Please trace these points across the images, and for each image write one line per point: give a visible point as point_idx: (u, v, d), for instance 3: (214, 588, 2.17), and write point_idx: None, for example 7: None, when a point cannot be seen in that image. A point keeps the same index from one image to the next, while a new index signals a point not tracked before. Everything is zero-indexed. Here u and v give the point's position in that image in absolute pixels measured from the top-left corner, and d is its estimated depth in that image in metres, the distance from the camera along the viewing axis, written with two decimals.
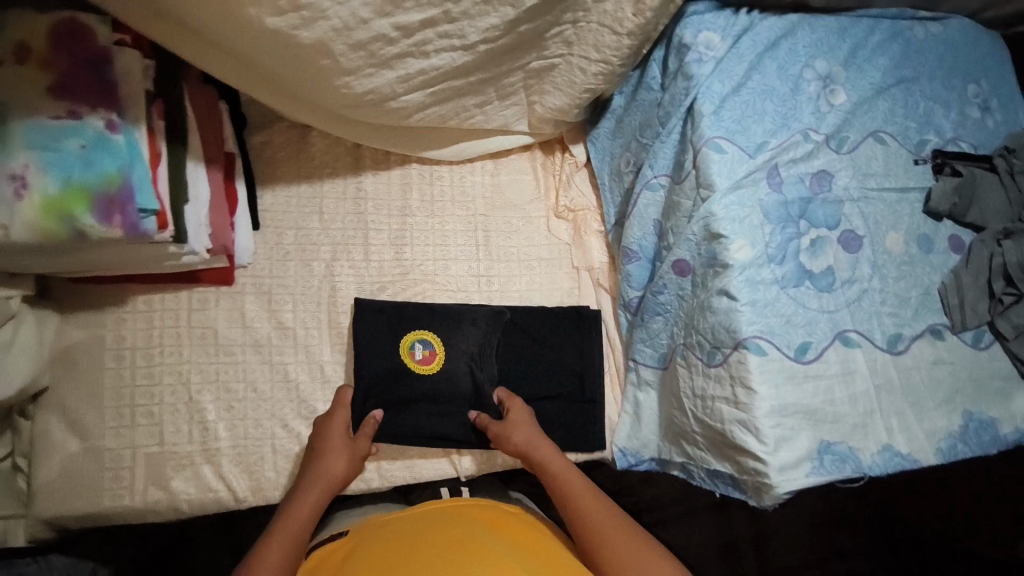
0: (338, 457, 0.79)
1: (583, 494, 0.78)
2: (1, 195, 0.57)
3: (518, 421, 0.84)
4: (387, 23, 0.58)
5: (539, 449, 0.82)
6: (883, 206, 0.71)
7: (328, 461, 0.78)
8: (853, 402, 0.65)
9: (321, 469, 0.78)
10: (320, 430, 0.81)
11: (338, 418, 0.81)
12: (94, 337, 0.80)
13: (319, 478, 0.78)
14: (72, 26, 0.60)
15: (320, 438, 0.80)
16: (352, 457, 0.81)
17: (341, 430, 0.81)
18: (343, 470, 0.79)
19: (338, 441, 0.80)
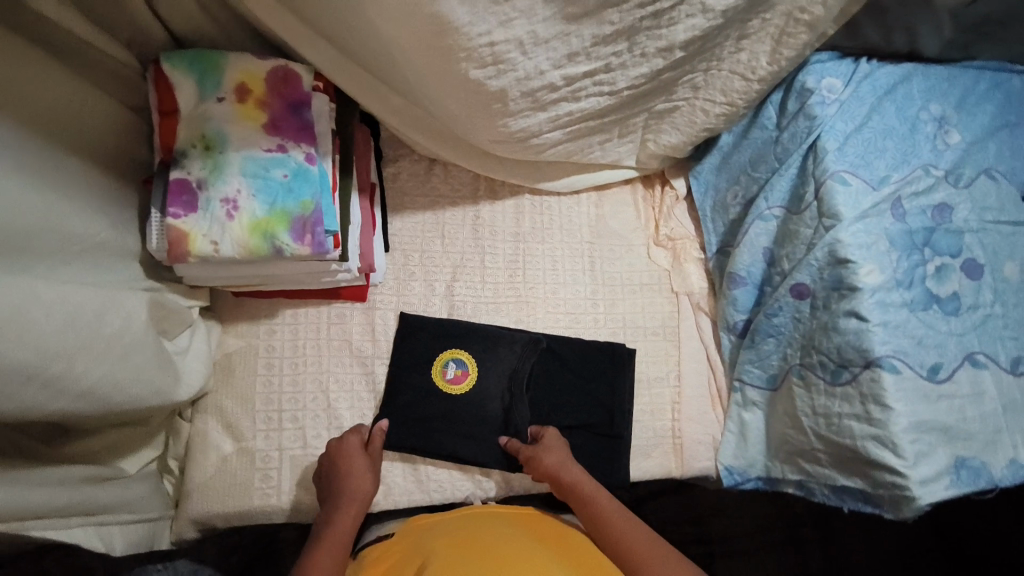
0: (359, 473, 0.81)
1: (618, 517, 0.80)
2: (215, 216, 0.67)
3: (548, 447, 0.86)
4: (558, 74, 0.67)
5: (566, 477, 0.83)
6: (1000, 237, 0.76)
7: (349, 479, 0.79)
8: (983, 420, 0.69)
9: (341, 488, 0.79)
10: (332, 449, 0.82)
11: (352, 435, 0.83)
12: (249, 346, 0.89)
13: (344, 497, 0.78)
14: (286, 73, 0.73)
15: (335, 456, 0.81)
16: (371, 473, 0.82)
17: (358, 444, 0.83)
18: (365, 486, 0.80)
19: (354, 456, 0.81)
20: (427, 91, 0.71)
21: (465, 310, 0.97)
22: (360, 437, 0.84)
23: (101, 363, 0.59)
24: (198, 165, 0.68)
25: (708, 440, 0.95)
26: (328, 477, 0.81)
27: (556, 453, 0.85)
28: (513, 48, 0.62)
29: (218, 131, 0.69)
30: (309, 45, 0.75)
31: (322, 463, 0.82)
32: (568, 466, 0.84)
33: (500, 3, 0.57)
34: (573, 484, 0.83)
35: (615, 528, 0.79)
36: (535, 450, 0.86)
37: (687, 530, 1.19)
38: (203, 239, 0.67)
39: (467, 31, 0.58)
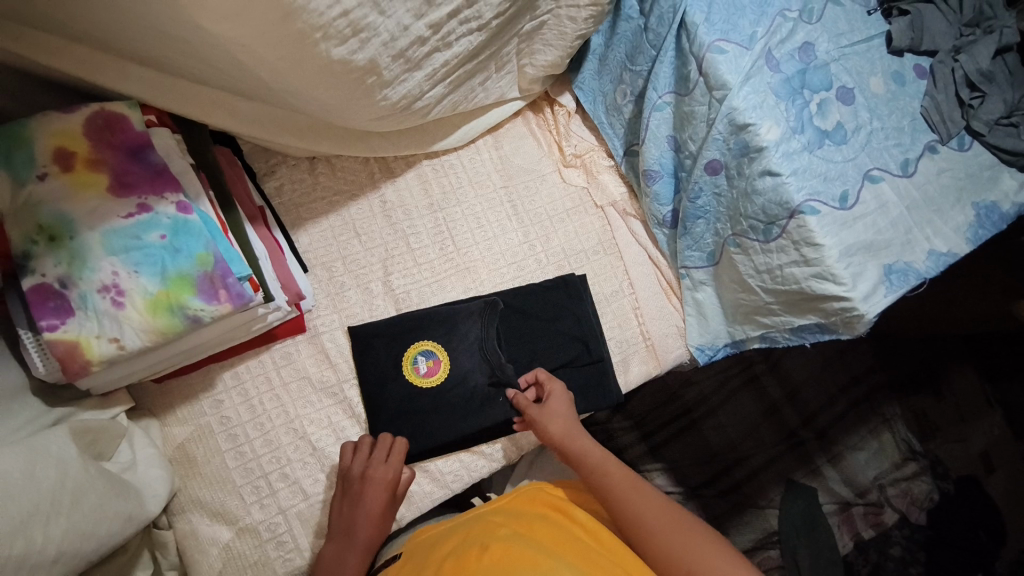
0: (378, 513, 0.78)
1: (626, 486, 0.80)
2: (103, 311, 0.57)
3: (551, 412, 0.86)
4: (423, 24, 0.60)
5: (569, 443, 0.84)
6: (858, 58, 0.82)
7: (363, 522, 0.78)
8: (895, 226, 0.77)
9: (355, 526, 0.77)
10: (358, 482, 0.78)
11: (385, 472, 0.79)
12: (200, 428, 0.80)
13: (358, 537, 0.77)
14: (108, 117, 0.60)
15: (360, 493, 0.78)
16: (389, 509, 0.80)
17: (385, 484, 0.79)
18: (379, 529, 0.78)
19: (378, 497, 0.78)
20: (284, 87, 0.62)
21: (409, 300, 0.93)
22: (389, 474, 0.80)
23: (57, 521, 0.54)
24: (52, 262, 0.56)
25: (673, 330, 1.01)
26: (346, 508, 0.78)
27: (563, 416, 0.86)
28: (370, 10, 0.53)
29: (57, 215, 0.57)
30: (130, 81, 0.64)
31: (343, 488, 0.79)
32: (573, 429, 0.85)
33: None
34: (575, 452, 0.84)
35: (620, 495, 0.79)
36: (542, 415, 0.86)
37: (665, 408, 1.40)
38: (99, 340, 0.57)
39: (314, 6, 0.49)
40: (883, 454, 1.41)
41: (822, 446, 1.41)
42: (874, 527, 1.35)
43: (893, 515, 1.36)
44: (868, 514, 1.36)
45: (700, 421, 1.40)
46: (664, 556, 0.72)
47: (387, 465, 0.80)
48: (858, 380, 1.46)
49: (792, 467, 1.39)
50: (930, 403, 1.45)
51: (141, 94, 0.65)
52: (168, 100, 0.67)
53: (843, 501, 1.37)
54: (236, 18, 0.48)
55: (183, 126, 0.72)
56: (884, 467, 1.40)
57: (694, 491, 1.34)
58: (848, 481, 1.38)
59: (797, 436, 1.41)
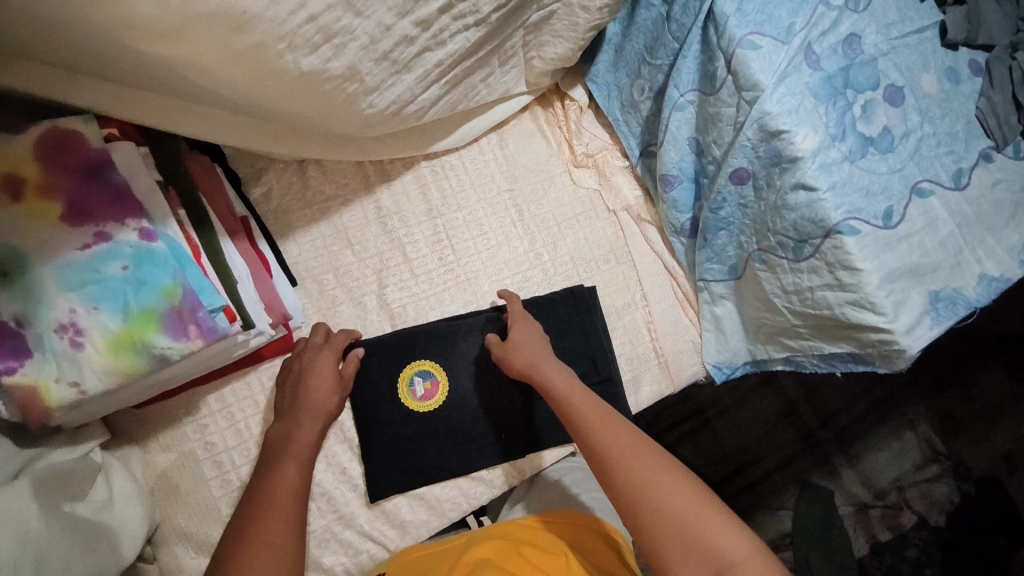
0: (327, 385, 0.76)
1: (594, 416, 0.70)
2: (59, 354, 0.52)
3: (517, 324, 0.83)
4: (409, 23, 0.52)
5: (534, 370, 0.76)
6: (910, 52, 0.73)
7: (313, 390, 0.75)
8: (944, 247, 0.69)
9: (304, 397, 0.74)
10: (304, 358, 0.77)
11: (329, 344, 0.79)
12: (183, 455, 0.75)
13: (312, 403, 0.74)
14: (59, 134, 0.53)
15: (307, 363, 0.76)
16: (341, 385, 0.77)
17: (329, 353, 0.78)
18: (331, 394, 0.75)
19: (326, 365, 0.76)
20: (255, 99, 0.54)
21: (406, 315, 0.87)
22: (334, 346, 0.79)
23: None
24: (3, 299, 0.50)
25: (689, 346, 0.95)
26: (294, 388, 0.75)
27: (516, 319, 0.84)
28: (342, 13, 0.47)
29: (4, 247, 0.50)
30: (88, 88, 0.57)
31: (286, 375, 0.77)
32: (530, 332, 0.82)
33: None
34: (540, 378, 0.75)
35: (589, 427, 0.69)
36: (505, 350, 0.80)
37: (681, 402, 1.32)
38: (58, 384, 0.52)
39: (272, 15, 0.43)
40: (905, 454, 1.36)
41: (841, 446, 1.35)
42: (891, 529, 1.31)
43: (912, 518, 1.32)
44: (886, 516, 1.32)
45: (713, 421, 1.33)
46: (635, 489, 0.64)
47: (331, 339, 0.80)
48: (884, 384, 1.38)
49: (808, 468, 1.33)
50: (956, 403, 1.38)
51: (94, 106, 0.58)
52: (125, 111, 0.59)
53: (860, 503, 1.32)
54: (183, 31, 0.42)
55: (154, 138, 0.65)
56: (905, 468, 1.35)
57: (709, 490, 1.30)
58: (866, 484, 1.34)
59: (814, 438, 1.35)
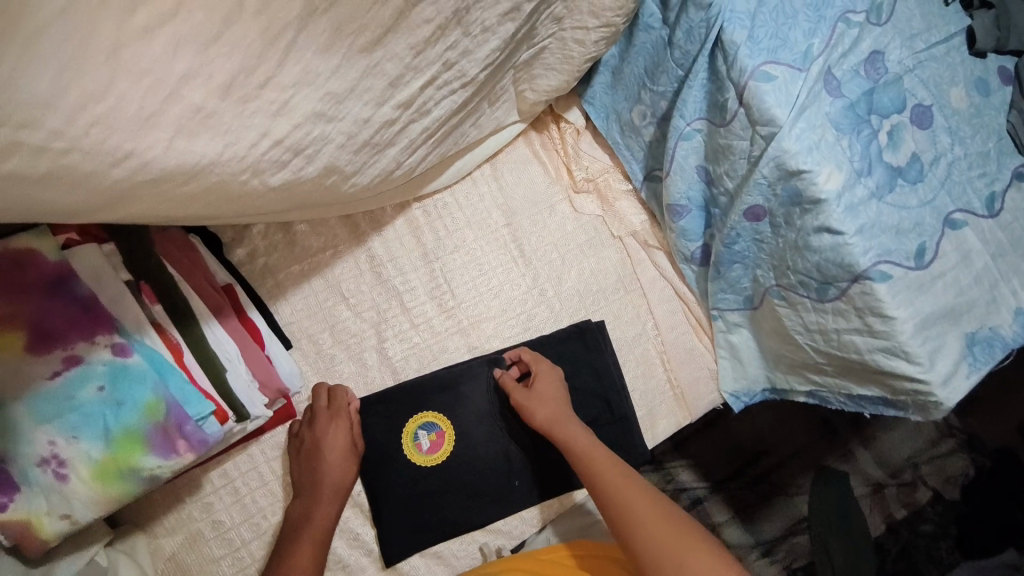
0: (341, 456, 0.74)
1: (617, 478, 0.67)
2: (44, 487, 0.49)
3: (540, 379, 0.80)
4: (390, 107, 0.50)
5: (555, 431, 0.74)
6: (936, 65, 0.66)
7: (325, 465, 0.73)
8: (979, 282, 0.64)
9: (320, 471, 0.73)
10: (314, 427, 0.75)
11: (336, 411, 0.76)
12: (191, 536, 0.73)
13: (324, 482, 0.72)
14: (12, 257, 0.49)
15: (319, 435, 0.74)
16: (354, 453, 0.75)
17: (341, 419, 0.76)
18: (344, 468, 0.73)
19: (338, 435, 0.74)
20: (230, 207, 0.51)
21: (409, 369, 0.83)
22: (344, 409, 0.76)
23: None
24: None
25: (705, 374, 0.91)
26: (307, 461, 0.74)
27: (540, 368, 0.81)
28: (313, 125, 0.46)
29: None
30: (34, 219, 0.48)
31: (298, 446, 0.75)
32: (554, 386, 0.79)
33: (253, 98, 0.41)
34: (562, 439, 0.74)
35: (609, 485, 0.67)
36: (527, 398, 0.77)
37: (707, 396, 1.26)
38: (50, 517, 0.49)
39: (229, 156, 0.43)
40: (917, 432, 1.34)
41: (855, 429, 1.31)
42: (906, 506, 1.28)
43: (927, 493, 1.29)
44: (901, 493, 1.28)
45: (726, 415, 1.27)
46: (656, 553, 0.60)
47: (338, 402, 0.77)
48: None
49: (824, 452, 1.29)
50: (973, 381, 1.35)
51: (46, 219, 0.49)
52: None
53: (875, 483, 1.29)
54: (135, 191, 0.42)
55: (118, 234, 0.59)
56: (920, 446, 1.31)
57: (720, 482, 1.24)
58: (880, 462, 1.30)
59: (829, 424, 1.30)
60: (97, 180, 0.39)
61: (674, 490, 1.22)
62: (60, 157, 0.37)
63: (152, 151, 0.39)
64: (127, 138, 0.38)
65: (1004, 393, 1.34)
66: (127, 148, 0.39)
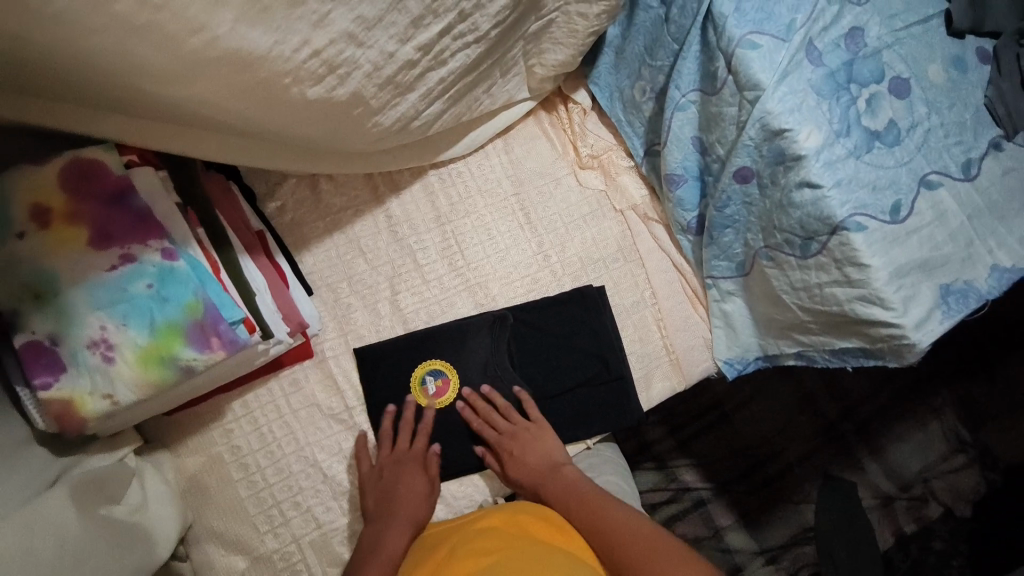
0: (418, 495, 0.81)
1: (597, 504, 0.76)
2: (91, 368, 0.55)
3: (514, 437, 0.84)
4: (411, 47, 0.58)
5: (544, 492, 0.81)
6: (915, 43, 0.72)
7: (406, 499, 0.79)
8: (954, 239, 0.69)
9: (394, 505, 0.78)
10: (388, 467, 0.81)
11: (415, 455, 0.83)
12: (213, 457, 0.80)
13: (400, 512, 0.78)
14: (82, 164, 0.57)
15: (398, 475, 0.80)
16: (428, 493, 0.82)
17: (418, 462, 0.83)
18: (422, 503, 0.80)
19: (416, 476, 0.81)
20: (273, 123, 0.60)
21: (419, 320, 0.89)
22: (424, 455, 0.84)
23: None
24: (38, 320, 0.54)
25: (699, 342, 0.95)
26: (381, 494, 0.79)
27: (507, 431, 0.84)
28: (345, 45, 0.52)
29: (38, 272, 0.54)
30: (104, 122, 0.60)
31: (373, 479, 0.81)
32: (535, 448, 0.84)
33: (301, 4, 0.47)
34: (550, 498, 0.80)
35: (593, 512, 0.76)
36: (512, 463, 0.83)
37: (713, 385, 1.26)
38: (92, 397, 0.56)
39: (277, 53, 0.49)
40: (926, 445, 1.28)
41: (863, 439, 1.29)
42: (917, 522, 1.23)
43: (937, 509, 1.24)
44: (911, 508, 1.24)
45: (732, 414, 1.28)
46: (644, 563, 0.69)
47: (419, 447, 0.84)
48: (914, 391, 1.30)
49: (829, 461, 1.27)
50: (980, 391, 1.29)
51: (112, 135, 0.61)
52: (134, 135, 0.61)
53: (886, 495, 1.25)
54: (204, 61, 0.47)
55: (171, 162, 0.69)
56: (930, 460, 1.28)
57: (726, 487, 1.24)
58: (889, 474, 1.27)
59: (837, 429, 1.29)
60: (175, 45, 0.45)
61: (677, 490, 1.23)
62: (136, 30, 0.43)
63: (221, 28, 0.45)
64: (201, 12, 0.43)
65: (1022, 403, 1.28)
66: (201, 21, 0.44)
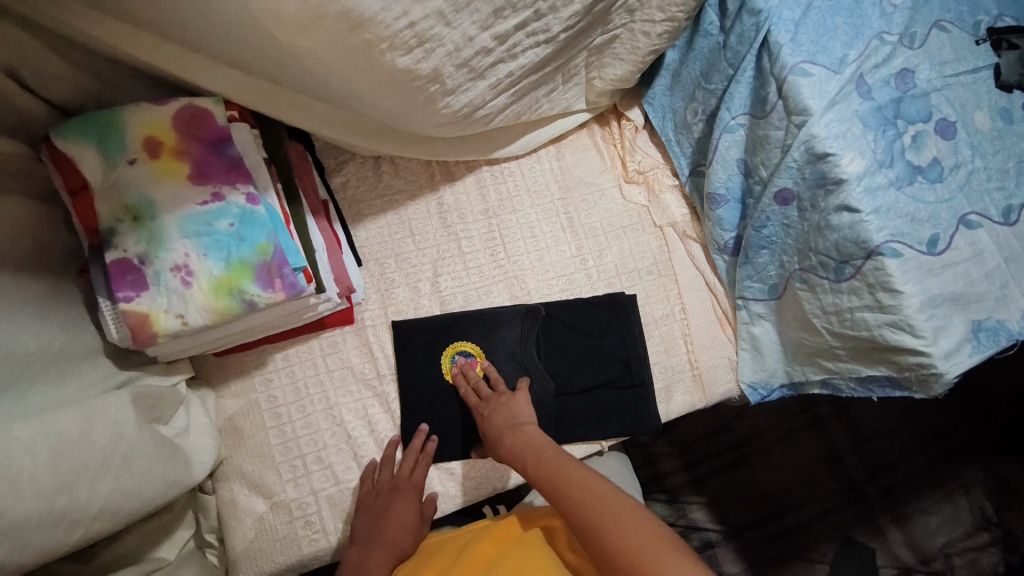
0: (407, 527, 0.79)
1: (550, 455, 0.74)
2: (169, 289, 0.61)
3: (492, 407, 0.83)
4: (489, 35, 0.64)
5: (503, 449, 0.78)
6: (963, 89, 0.74)
7: (394, 529, 0.78)
8: (990, 278, 0.70)
9: (382, 530, 0.78)
10: (383, 496, 0.81)
11: (406, 486, 0.81)
12: (250, 403, 0.85)
13: (384, 538, 0.77)
14: (194, 110, 0.67)
15: (388, 503, 0.80)
16: (418, 526, 0.80)
17: (413, 493, 0.81)
18: (410, 536, 0.78)
19: (408, 508, 0.80)
20: (353, 90, 0.67)
21: (455, 303, 0.94)
22: (419, 485, 0.82)
23: (105, 479, 0.60)
24: (132, 240, 0.61)
25: (724, 363, 0.95)
26: (371, 518, 0.79)
27: (486, 397, 0.85)
28: (435, 21, 0.59)
29: (142, 198, 0.62)
30: (212, 77, 0.70)
31: (368, 502, 0.81)
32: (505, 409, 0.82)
33: None
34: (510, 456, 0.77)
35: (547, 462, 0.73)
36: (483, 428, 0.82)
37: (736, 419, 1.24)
38: (166, 315, 0.61)
39: (381, 18, 0.55)
40: (954, 519, 1.20)
41: (888, 504, 1.21)
42: None
43: None
44: None
45: (751, 457, 1.23)
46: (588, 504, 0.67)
47: (415, 476, 0.83)
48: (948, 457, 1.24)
49: (851, 522, 1.20)
50: (1016, 469, 1.22)
51: (221, 91, 0.72)
52: (234, 94, 0.72)
53: (905, 566, 1.17)
54: (314, 25, 0.54)
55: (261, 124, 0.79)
56: (955, 535, 1.19)
57: (737, 530, 1.19)
58: (912, 546, 1.19)
59: (860, 491, 1.22)
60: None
61: (685, 528, 1.18)
62: None
63: None
64: None
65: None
66: None
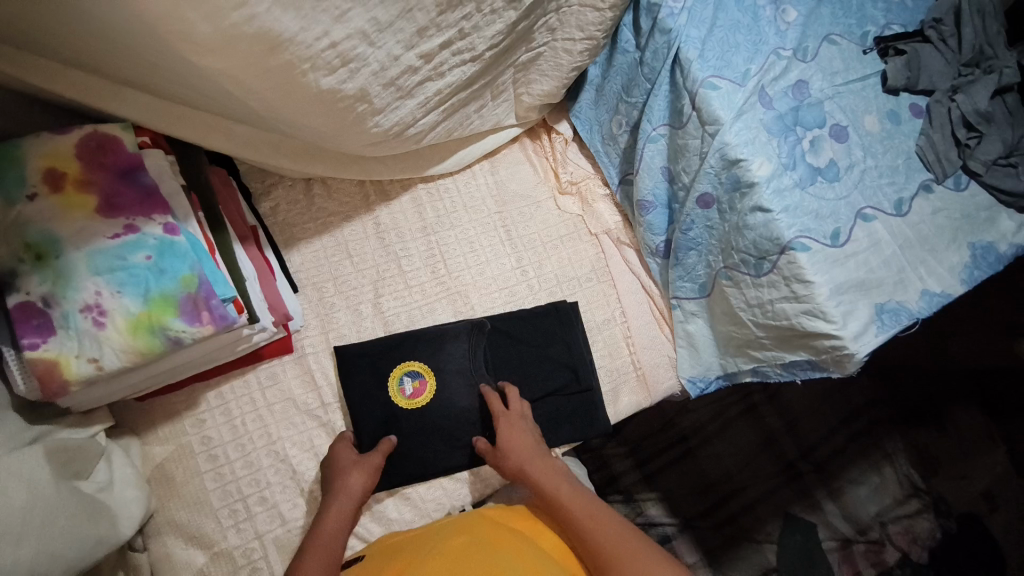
0: (348, 466, 0.80)
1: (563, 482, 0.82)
2: (81, 331, 0.57)
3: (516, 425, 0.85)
4: (414, 54, 0.65)
5: (529, 478, 0.82)
6: (854, 97, 0.82)
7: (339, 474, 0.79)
8: (888, 265, 0.77)
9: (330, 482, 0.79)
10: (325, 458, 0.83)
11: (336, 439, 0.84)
12: (182, 447, 0.80)
13: (333, 486, 0.78)
14: (100, 137, 0.62)
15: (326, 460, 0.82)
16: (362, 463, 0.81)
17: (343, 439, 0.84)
18: (357, 473, 0.80)
19: (341, 451, 0.82)
20: (279, 113, 0.65)
21: (399, 324, 0.92)
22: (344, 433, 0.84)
23: (27, 541, 0.55)
24: (36, 280, 0.56)
25: (665, 361, 0.99)
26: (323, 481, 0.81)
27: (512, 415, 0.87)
28: (358, 42, 0.59)
29: (44, 234, 0.57)
30: (122, 104, 0.67)
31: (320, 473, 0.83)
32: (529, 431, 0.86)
33: None
34: (537, 486, 0.81)
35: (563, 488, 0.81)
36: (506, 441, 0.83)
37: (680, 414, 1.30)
38: (78, 360, 0.57)
39: (301, 39, 0.54)
40: (884, 490, 1.30)
41: (822, 480, 1.30)
42: (874, 567, 1.24)
43: (895, 554, 1.25)
44: (869, 552, 1.25)
45: (697, 450, 1.29)
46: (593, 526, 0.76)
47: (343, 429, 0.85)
48: (871, 431, 1.34)
49: (790, 500, 1.27)
50: (932, 438, 1.33)
51: (129, 116, 0.68)
52: (143, 118, 0.69)
53: (844, 537, 1.25)
54: (229, 47, 0.52)
55: (177, 150, 0.76)
56: (886, 504, 1.29)
57: (690, 522, 1.23)
58: (848, 518, 1.27)
59: (797, 472, 1.30)
60: (219, 20, 0.49)
61: (643, 525, 1.21)
62: None
63: (259, 8, 0.50)
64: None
65: (967, 453, 1.31)
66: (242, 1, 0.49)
